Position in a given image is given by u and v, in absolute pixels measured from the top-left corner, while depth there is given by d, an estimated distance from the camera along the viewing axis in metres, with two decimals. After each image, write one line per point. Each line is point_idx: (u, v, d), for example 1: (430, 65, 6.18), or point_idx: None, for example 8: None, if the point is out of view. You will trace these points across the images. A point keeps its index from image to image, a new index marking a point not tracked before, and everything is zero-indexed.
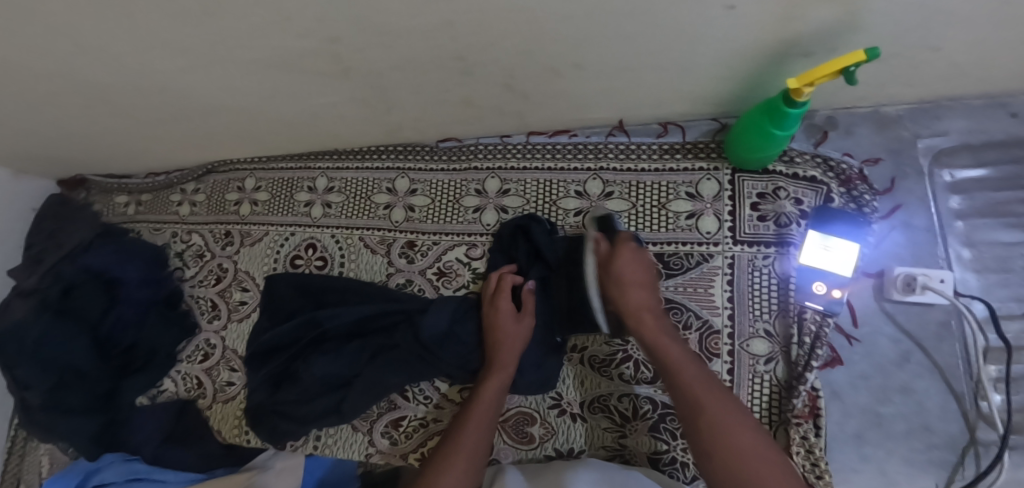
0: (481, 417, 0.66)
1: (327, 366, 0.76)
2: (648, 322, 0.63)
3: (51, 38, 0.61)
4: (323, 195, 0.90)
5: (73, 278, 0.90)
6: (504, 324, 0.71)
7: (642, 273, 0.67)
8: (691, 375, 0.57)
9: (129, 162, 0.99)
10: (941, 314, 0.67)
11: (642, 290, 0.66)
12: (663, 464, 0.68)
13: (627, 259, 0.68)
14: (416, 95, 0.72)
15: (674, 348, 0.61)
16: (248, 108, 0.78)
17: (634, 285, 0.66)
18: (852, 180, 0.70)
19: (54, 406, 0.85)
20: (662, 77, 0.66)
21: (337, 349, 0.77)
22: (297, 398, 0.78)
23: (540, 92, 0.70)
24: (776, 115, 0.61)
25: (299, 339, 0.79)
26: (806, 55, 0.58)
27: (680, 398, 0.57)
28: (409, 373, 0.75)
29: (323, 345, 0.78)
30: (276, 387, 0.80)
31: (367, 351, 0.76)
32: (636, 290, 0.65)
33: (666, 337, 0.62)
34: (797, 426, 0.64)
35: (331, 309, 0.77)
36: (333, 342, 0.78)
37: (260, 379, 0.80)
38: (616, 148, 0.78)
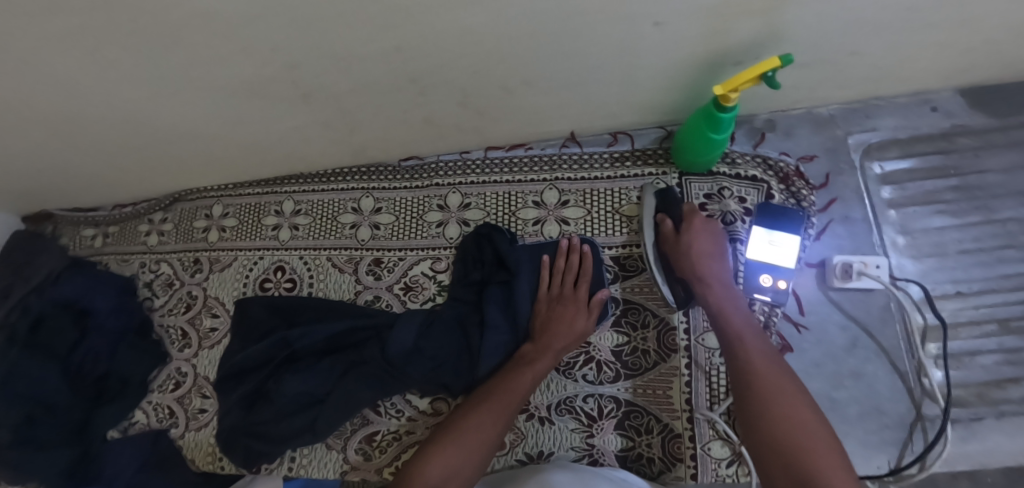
0: (513, 394, 0.67)
1: (298, 387, 0.76)
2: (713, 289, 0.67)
3: (11, 76, 0.63)
4: (291, 218, 0.91)
5: (41, 310, 0.90)
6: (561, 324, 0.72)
7: (714, 247, 0.71)
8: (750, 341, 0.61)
9: (95, 194, 1.00)
10: (881, 299, 0.70)
11: (712, 261, 0.69)
12: (630, 460, 0.70)
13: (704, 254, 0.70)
14: (374, 116, 0.75)
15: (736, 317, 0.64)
16: (211, 135, 0.79)
17: (704, 254, 0.70)
18: (790, 178, 0.75)
19: (22, 442, 0.84)
20: (605, 89, 0.70)
21: (307, 369, 0.78)
22: (269, 419, 0.78)
23: (493, 109, 0.74)
24: (711, 120, 0.66)
25: (270, 360, 0.80)
26: (735, 62, 0.63)
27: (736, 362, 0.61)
28: (377, 388, 0.76)
29: (294, 365, 0.79)
30: (248, 409, 0.80)
31: (336, 368, 0.77)
32: (707, 259, 0.69)
33: (729, 306, 0.65)
34: None
35: (299, 331, 0.79)
36: (304, 361, 0.79)
37: (231, 402, 0.80)
38: (571, 159, 0.82)
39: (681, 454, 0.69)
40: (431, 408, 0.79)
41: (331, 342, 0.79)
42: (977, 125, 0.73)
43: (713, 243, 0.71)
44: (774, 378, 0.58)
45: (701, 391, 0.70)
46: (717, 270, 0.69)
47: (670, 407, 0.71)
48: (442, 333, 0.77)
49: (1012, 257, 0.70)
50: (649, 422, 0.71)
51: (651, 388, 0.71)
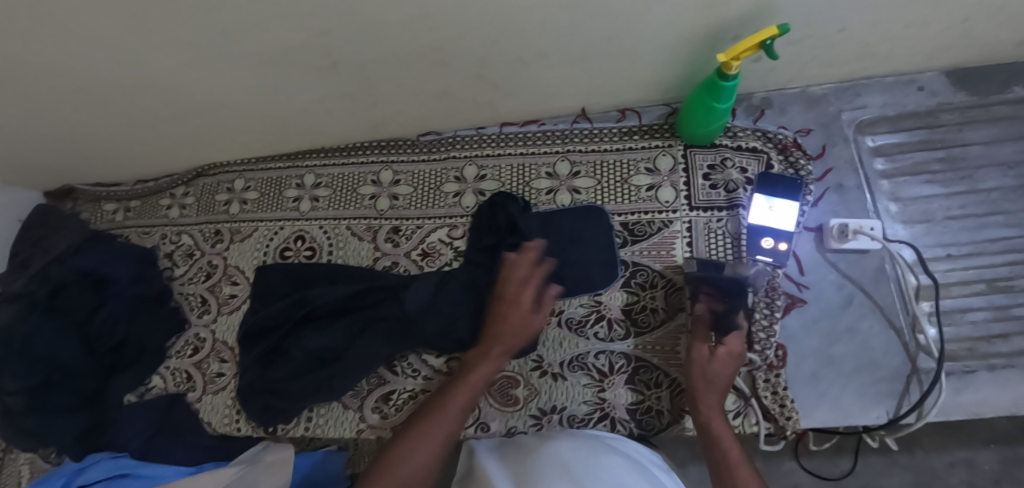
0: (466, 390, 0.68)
1: (317, 342, 0.79)
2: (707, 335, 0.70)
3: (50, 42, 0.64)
4: (312, 190, 0.95)
5: (62, 277, 0.90)
6: (514, 314, 0.71)
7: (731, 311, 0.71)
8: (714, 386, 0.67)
9: (118, 168, 1.02)
10: (876, 260, 0.74)
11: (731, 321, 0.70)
12: (640, 413, 0.73)
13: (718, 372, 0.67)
14: (397, 89, 0.78)
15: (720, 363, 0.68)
16: (238, 108, 0.83)
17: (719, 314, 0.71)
18: (788, 148, 0.79)
19: (37, 407, 0.85)
20: (618, 63, 0.74)
21: (326, 327, 0.80)
22: (287, 375, 0.80)
23: (510, 83, 0.78)
24: (715, 90, 0.71)
25: (288, 318, 0.82)
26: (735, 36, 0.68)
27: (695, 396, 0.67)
28: (393, 342, 0.79)
29: (312, 325, 0.81)
30: (266, 367, 0.82)
31: (352, 325, 0.80)
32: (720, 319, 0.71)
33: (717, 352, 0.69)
34: (764, 372, 0.70)
35: (317, 290, 0.82)
36: (322, 320, 0.81)
37: (251, 360, 0.82)
38: (581, 133, 0.87)
39: None
40: (446, 368, 0.82)
41: (346, 302, 0.81)
42: (959, 103, 0.79)
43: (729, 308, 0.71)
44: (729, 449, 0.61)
45: None
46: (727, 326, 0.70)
47: (678, 362, 0.74)
48: (455, 292, 0.78)
49: (995, 223, 0.75)
50: (658, 377, 0.74)
51: (660, 344, 0.75)
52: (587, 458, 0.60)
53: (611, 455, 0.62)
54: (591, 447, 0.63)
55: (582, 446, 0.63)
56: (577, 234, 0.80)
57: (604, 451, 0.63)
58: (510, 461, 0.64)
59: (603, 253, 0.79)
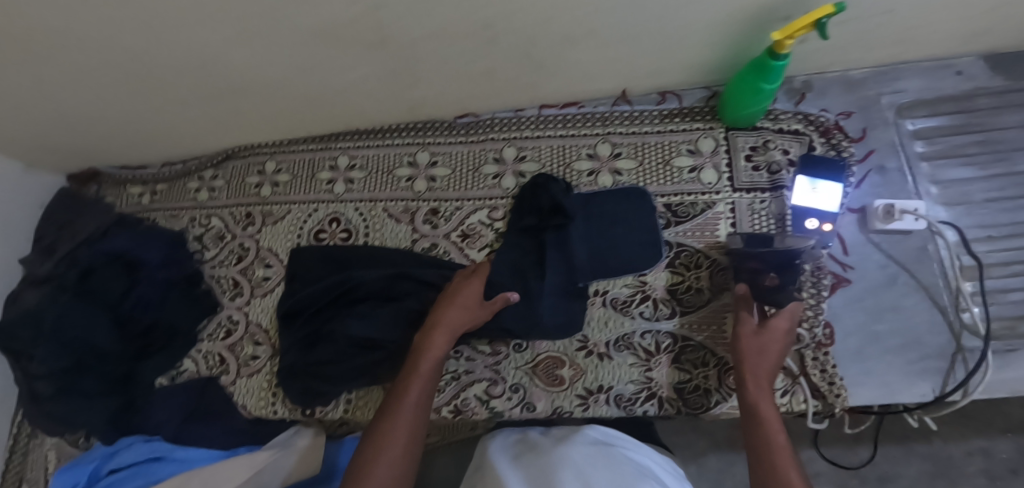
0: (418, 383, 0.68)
1: (360, 329, 0.78)
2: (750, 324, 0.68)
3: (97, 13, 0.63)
4: (346, 172, 0.95)
5: (91, 260, 0.91)
6: (449, 309, 0.72)
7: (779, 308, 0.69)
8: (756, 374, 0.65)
9: (146, 149, 1.01)
10: (919, 240, 0.75)
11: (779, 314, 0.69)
12: (688, 391, 0.73)
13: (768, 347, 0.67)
14: (441, 68, 0.77)
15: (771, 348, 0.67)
16: (276, 86, 0.81)
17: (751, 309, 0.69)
18: (830, 131, 0.80)
19: (69, 389, 0.85)
20: (666, 44, 0.74)
21: (368, 311, 0.79)
22: (329, 358, 0.79)
23: (555, 62, 0.77)
24: (762, 70, 0.71)
25: (330, 300, 0.82)
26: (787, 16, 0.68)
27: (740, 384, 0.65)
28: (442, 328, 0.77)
29: (354, 307, 0.80)
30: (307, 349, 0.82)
31: (395, 314, 0.79)
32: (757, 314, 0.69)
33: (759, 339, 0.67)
34: (815, 350, 0.71)
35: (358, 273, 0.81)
36: (364, 306, 0.80)
37: (292, 340, 0.82)
38: (622, 116, 0.87)
39: None
40: (490, 348, 0.79)
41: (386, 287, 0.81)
42: (998, 87, 0.79)
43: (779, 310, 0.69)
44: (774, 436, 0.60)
45: None
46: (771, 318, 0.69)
47: (724, 341, 0.74)
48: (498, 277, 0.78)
49: None
50: (705, 355, 0.74)
51: (707, 323, 0.75)
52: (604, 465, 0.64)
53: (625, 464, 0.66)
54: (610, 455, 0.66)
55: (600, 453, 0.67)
56: (615, 222, 0.80)
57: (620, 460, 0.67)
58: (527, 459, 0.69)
59: (648, 233, 0.79)
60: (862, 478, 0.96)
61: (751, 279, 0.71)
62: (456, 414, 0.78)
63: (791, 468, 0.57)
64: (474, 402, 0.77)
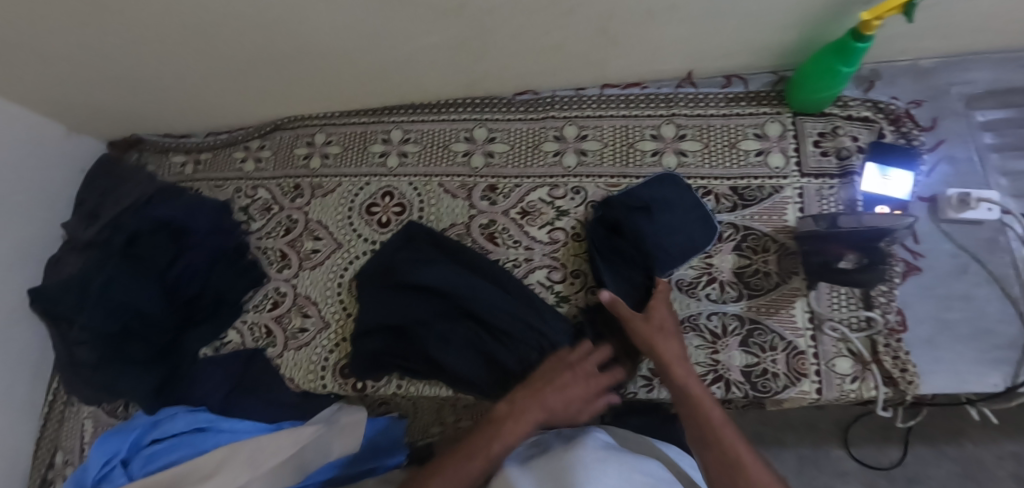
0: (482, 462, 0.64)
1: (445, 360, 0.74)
2: (642, 324, 0.67)
3: None
4: (399, 146, 0.93)
5: (138, 226, 0.89)
6: (550, 392, 0.67)
7: (664, 304, 0.70)
8: (678, 369, 0.63)
9: (192, 117, 1.00)
10: (989, 231, 0.74)
11: (658, 312, 0.69)
12: (755, 375, 0.72)
13: (664, 326, 0.68)
14: (513, 39, 0.76)
15: (663, 345, 0.65)
16: (339, 51, 0.79)
17: (661, 307, 0.70)
18: (900, 119, 0.79)
19: (115, 356, 0.84)
20: (743, 26, 0.72)
21: (448, 337, 0.75)
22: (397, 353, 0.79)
23: (629, 39, 0.75)
24: (843, 52, 0.69)
25: (397, 300, 0.79)
26: None
27: (675, 385, 0.63)
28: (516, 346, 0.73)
29: (435, 328, 0.76)
30: (370, 335, 0.81)
31: (483, 340, 0.74)
32: (663, 312, 0.69)
33: (660, 333, 0.67)
34: (888, 336, 0.71)
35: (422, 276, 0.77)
36: (447, 331, 0.75)
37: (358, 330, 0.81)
38: (686, 97, 0.85)
39: (806, 370, 0.72)
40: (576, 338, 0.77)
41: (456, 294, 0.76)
42: None
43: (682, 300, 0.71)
44: (724, 430, 0.57)
45: (823, 300, 0.73)
46: (662, 318, 0.68)
47: (793, 325, 0.73)
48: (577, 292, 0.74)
49: None
50: (773, 339, 0.73)
51: (775, 307, 0.74)
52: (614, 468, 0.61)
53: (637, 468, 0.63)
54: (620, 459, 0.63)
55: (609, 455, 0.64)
56: (687, 215, 0.77)
57: (631, 464, 0.64)
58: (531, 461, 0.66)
59: (704, 224, 0.77)
60: (891, 480, 0.96)
61: (821, 259, 0.68)
62: None
63: (735, 440, 0.56)
64: None
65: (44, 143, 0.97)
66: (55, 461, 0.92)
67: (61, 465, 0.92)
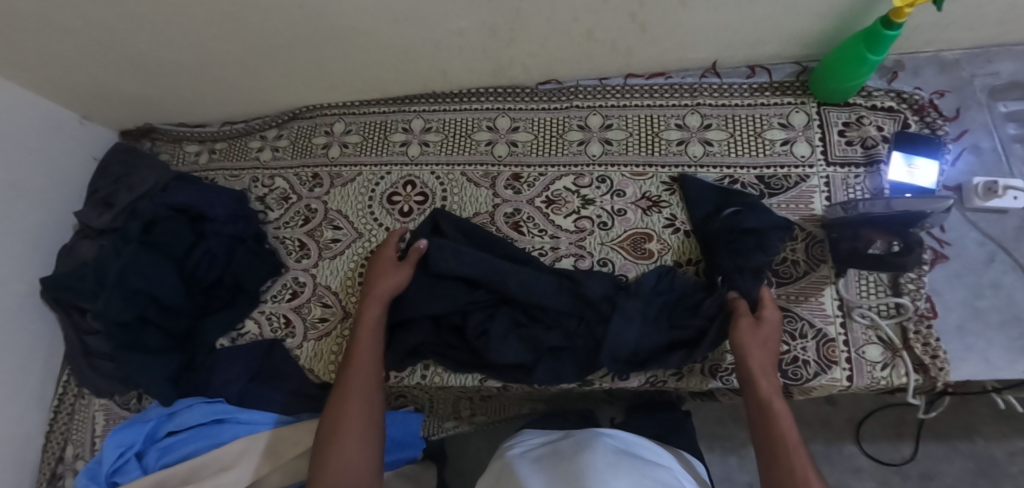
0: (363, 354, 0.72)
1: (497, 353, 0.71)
2: (744, 331, 0.65)
3: None
4: (421, 135, 0.92)
5: (155, 213, 0.88)
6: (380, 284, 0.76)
7: (771, 315, 0.67)
8: (765, 382, 0.63)
9: (209, 106, 0.99)
10: (1016, 220, 0.75)
11: (761, 322, 0.66)
12: (785, 363, 0.72)
13: (766, 339, 0.65)
14: (542, 25, 0.75)
15: (756, 356, 0.64)
16: (364, 33, 0.78)
17: (767, 317, 0.67)
18: (924, 109, 0.80)
19: (129, 345, 0.82)
20: (768, 12, 0.73)
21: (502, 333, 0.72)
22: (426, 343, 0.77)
23: (659, 25, 0.75)
24: (872, 40, 0.69)
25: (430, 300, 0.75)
26: None
27: (756, 396, 0.62)
28: (566, 329, 0.72)
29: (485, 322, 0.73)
30: (400, 332, 0.78)
31: (534, 332, 0.72)
32: (767, 322, 0.67)
33: (757, 344, 0.64)
34: (919, 323, 0.71)
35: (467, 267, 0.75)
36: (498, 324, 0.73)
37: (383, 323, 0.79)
38: (711, 88, 0.85)
39: (836, 357, 0.71)
40: None
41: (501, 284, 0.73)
42: None
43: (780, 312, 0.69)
44: (795, 452, 0.58)
45: (852, 286, 0.74)
46: (766, 328, 0.66)
47: (823, 312, 0.73)
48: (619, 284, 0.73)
49: None
50: (802, 327, 0.73)
51: (804, 294, 0.74)
52: (625, 471, 0.69)
53: (647, 474, 0.70)
54: (630, 464, 0.71)
55: (620, 459, 0.71)
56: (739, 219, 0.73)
57: (641, 468, 0.71)
58: (549, 458, 0.75)
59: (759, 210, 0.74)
60: (904, 476, 0.95)
61: (852, 246, 0.69)
62: None
63: (807, 466, 0.57)
64: None
65: (57, 131, 0.98)
66: (66, 454, 0.91)
67: (72, 459, 0.91)
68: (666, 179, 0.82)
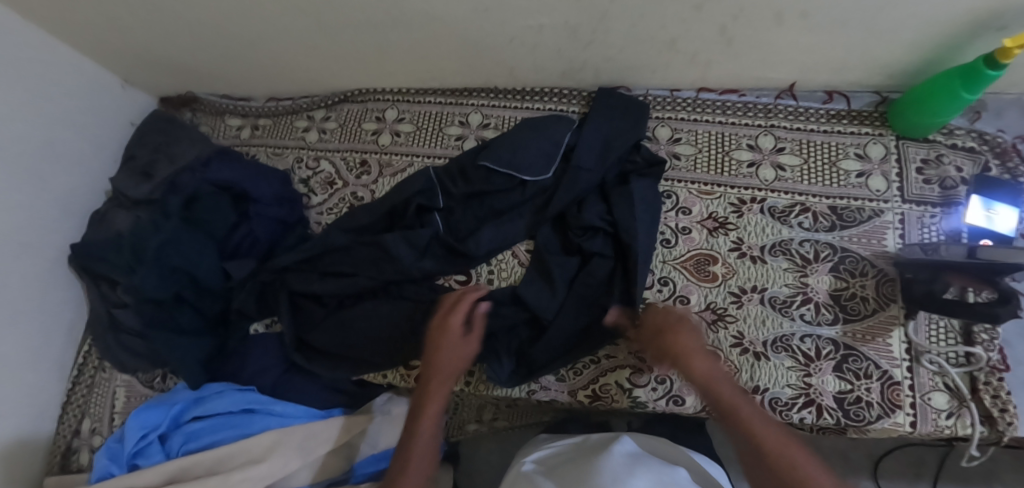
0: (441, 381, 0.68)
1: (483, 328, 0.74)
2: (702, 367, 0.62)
3: None
4: (478, 130, 0.88)
5: (197, 187, 0.85)
6: (441, 363, 0.69)
7: (701, 342, 0.64)
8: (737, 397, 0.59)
9: (259, 81, 0.96)
10: None
11: (705, 359, 0.62)
12: (849, 403, 0.69)
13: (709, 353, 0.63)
14: (628, 29, 0.72)
15: (722, 385, 0.60)
16: (438, 21, 0.74)
17: (694, 350, 0.63)
18: (1007, 153, 0.77)
19: (162, 324, 0.79)
20: (866, 39, 0.70)
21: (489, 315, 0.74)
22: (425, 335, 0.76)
23: (749, 41, 0.72)
24: (972, 77, 0.66)
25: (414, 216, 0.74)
26: (1000, 28, 0.64)
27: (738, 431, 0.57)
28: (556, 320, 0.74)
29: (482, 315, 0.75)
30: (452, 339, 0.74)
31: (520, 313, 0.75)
32: (698, 355, 0.62)
33: (718, 380, 0.61)
34: (996, 376, 0.69)
35: (499, 165, 0.78)
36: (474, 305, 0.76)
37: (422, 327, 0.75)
38: (786, 110, 0.83)
39: (900, 401, 0.69)
40: None
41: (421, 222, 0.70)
42: None
43: (696, 337, 0.65)
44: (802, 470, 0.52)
45: (921, 329, 0.71)
46: (711, 365, 0.62)
47: (890, 355, 0.70)
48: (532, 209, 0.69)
49: None
50: (868, 367, 0.70)
51: (871, 334, 0.72)
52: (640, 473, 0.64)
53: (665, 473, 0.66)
54: (646, 466, 0.66)
55: (637, 459, 0.68)
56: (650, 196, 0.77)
57: (659, 467, 0.67)
58: (565, 465, 0.71)
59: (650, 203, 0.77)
60: None
61: (929, 287, 0.67)
62: (593, 400, 0.74)
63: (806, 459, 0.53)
64: (614, 389, 0.74)
65: (99, 94, 0.94)
66: (83, 428, 0.88)
67: (88, 433, 0.88)
68: (733, 201, 0.80)
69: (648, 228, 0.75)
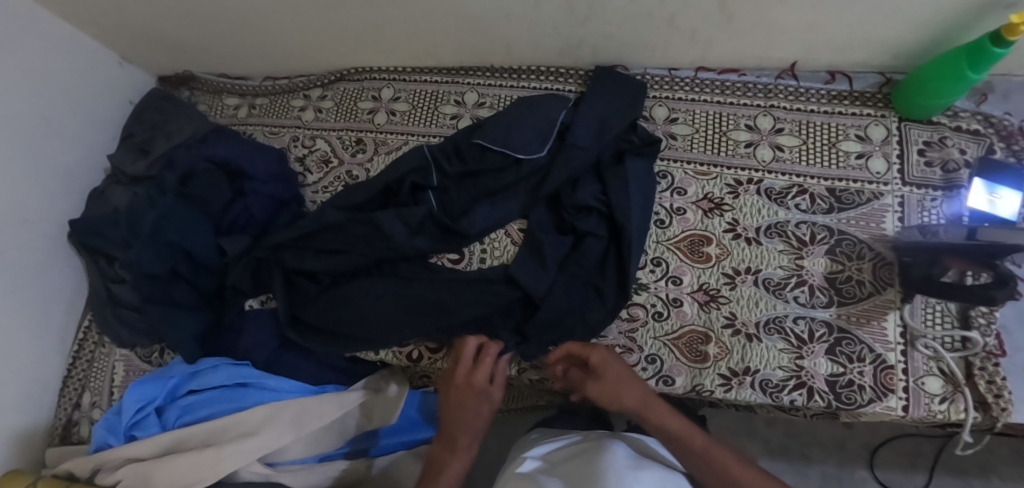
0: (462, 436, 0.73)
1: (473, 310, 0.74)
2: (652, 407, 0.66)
3: None
4: (473, 109, 0.87)
5: (193, 165, 0.85)
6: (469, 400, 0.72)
7: (626, 369, 0.69)
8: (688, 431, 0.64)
9: (257, 59, 0.96)
10: None
11: (632, 386, 0.67)
12: (840, 386, 0.68)
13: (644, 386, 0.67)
14: (624, 5, 0.71)
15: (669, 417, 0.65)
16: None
17: (621, 378, 0.68)
18: (1013, 135, 0.75)
19: (158, 299, 0.80)
20: (868, 17, 0.68)
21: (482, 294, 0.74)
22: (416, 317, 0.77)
23: (748, 18, 0.71)
24: (978, 57, 0.64)
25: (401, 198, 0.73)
26: (1007, 5, 0.61)
27: (700, 466, 0.62)
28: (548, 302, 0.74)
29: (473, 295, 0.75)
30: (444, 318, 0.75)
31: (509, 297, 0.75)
32: (626, 384, 0.67)
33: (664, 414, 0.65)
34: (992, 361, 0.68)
35: (490, 143, 0.77)
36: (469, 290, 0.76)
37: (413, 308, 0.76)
38: (787, 90, 0.81)
39: (893, 385, 0.68)
40: (675, 328, 0.74)
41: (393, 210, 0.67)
42: None
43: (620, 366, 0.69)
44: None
45: (917, 313, 0.70)
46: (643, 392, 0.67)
47: (884, 338, 0.69)
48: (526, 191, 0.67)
49: None
50: (862, 350, 0.69)
51: (866, 317, 0.71)
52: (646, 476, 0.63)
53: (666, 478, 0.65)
54: (650, 468, 0.65)
55: (639, 460, 0.66)
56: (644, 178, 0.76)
57: (659, 471, 0.66)
58: (563, 464, 0.69)
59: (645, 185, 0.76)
60: None
61: (926, 271, 0.65)
62: None
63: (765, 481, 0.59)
64: None
65: (97, 72, 0.95)
66: (82, 401, 0.90)
67: (88, 407, 0.90)
68: (731, 182, 0.79)
69: (641, 209, 0.74)
